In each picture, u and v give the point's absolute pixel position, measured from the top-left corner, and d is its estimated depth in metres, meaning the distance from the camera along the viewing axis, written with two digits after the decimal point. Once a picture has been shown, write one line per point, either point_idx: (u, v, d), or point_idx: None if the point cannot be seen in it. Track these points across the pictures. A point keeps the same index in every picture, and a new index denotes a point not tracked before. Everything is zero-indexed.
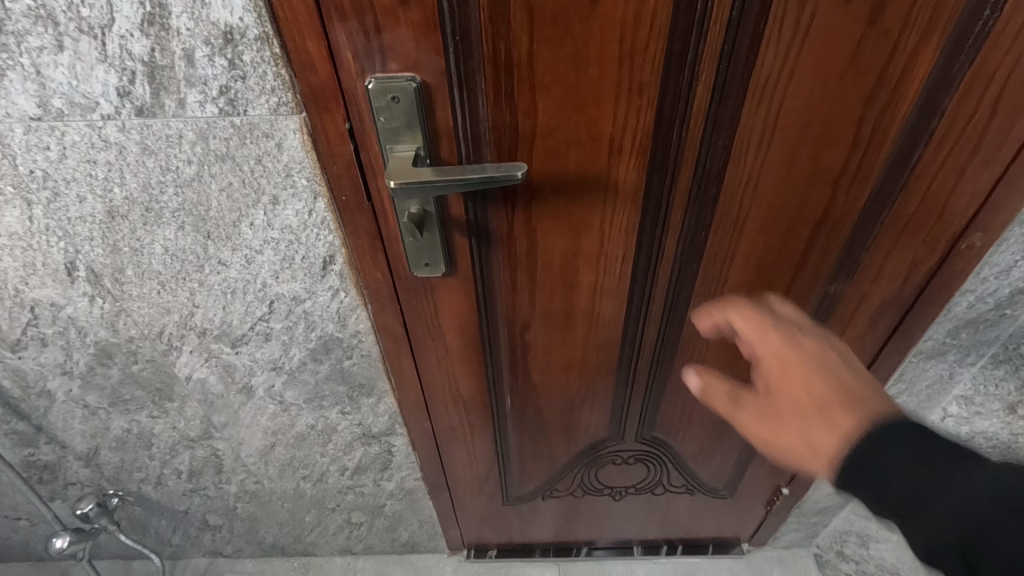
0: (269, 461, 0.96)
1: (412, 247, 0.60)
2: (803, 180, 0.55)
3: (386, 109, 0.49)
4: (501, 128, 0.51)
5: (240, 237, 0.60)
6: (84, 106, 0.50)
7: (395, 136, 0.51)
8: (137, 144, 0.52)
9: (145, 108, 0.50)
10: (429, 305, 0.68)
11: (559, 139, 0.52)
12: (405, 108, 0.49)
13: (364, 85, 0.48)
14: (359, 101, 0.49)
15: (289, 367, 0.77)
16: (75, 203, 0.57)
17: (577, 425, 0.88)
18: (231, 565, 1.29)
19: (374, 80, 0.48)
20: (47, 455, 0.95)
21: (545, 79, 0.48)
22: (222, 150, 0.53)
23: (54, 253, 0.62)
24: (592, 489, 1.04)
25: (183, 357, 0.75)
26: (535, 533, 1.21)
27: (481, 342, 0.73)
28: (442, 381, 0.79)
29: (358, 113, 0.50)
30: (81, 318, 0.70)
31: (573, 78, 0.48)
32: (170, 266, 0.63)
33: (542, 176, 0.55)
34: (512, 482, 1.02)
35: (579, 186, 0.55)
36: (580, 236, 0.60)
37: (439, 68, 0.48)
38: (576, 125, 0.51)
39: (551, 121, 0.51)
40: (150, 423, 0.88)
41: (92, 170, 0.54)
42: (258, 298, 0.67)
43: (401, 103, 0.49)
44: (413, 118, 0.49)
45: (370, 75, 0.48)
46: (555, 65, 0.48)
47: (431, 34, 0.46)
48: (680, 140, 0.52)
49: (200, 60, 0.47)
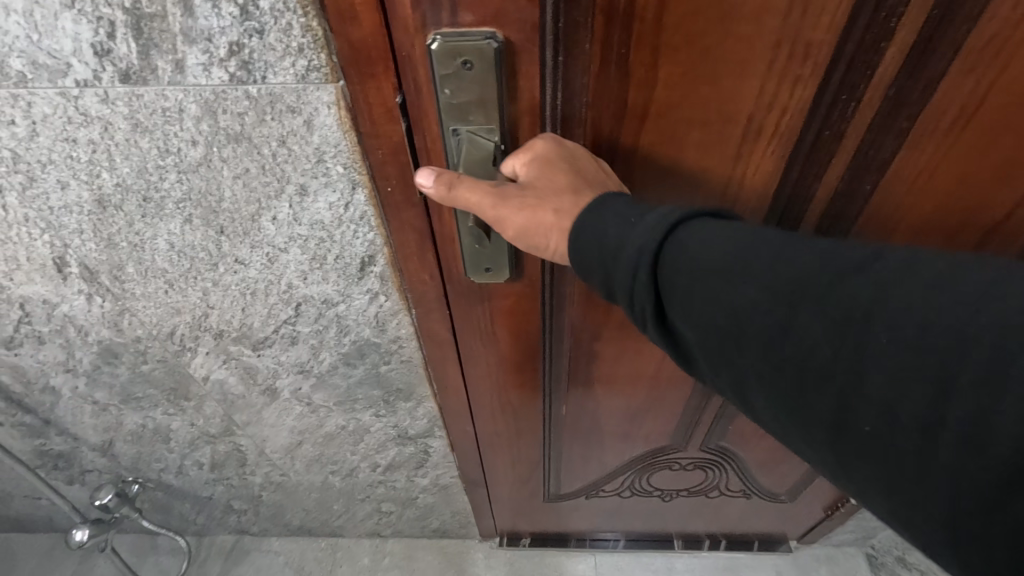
0: (296, 457, 0.89)
1: (471, 252, 0.49)
2: (987, 179, 0.42)
3: (455, 77, 0.36)
4: (607, 100, 0.39)
5: (260, 233, 0.49)
6: (52, 69, 0.38)
7: (463, 114, 0.38)
8: (125, 119, 0.40)
9: (132, 72, 0.38)
10: (483, 312, 0.57)
11: (677, 119, 0.40)
12: (480, 76, 0.36)
13: (425, 44, 0.35)
14: (415, 66, 0.36)
15: (318, 371, 0.68)
16: (55, 189, 0.46)
17: (636, 433, 0.79)
18: (257, 543, 1.26)
19: (441, 37, 0.35)
20: (60, 445, 0.88)
21: (676, 36, 0.36)
22: (234, 128, 0.41)
23: (39, 246, 0.51)
24: (640, 490, 0.96)
25: (199, 358, 0.66)
26: (571, 525, 1.15)
27: (541, 351, 0.62)
28: (490, 388, 0.69)
29: (414, 83, 0.37)
30: (80, 316, 0.60)
31: (715, 35, 0.35)
32: (178, 264, 0.53)
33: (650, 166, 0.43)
34: (557, 483, 0.94)
35: (696, 178, 0.43)
36: None
37: (533, 20, 0.35)
38: (704, 101, 0.39)
39: (673, 95, 0.38)
40: (166, 420, 0.80)
41: (72, 151, 0.43)
42: (282, 300, 0.57)
43: (476, 70, 0.36)
44: (488, 90, 0.37)
45: (437, 30, 0.35)
46: (692, 16, 0.35)
47: None
48: (842, 121, 0.40)
49: (200, 5, 0.34)
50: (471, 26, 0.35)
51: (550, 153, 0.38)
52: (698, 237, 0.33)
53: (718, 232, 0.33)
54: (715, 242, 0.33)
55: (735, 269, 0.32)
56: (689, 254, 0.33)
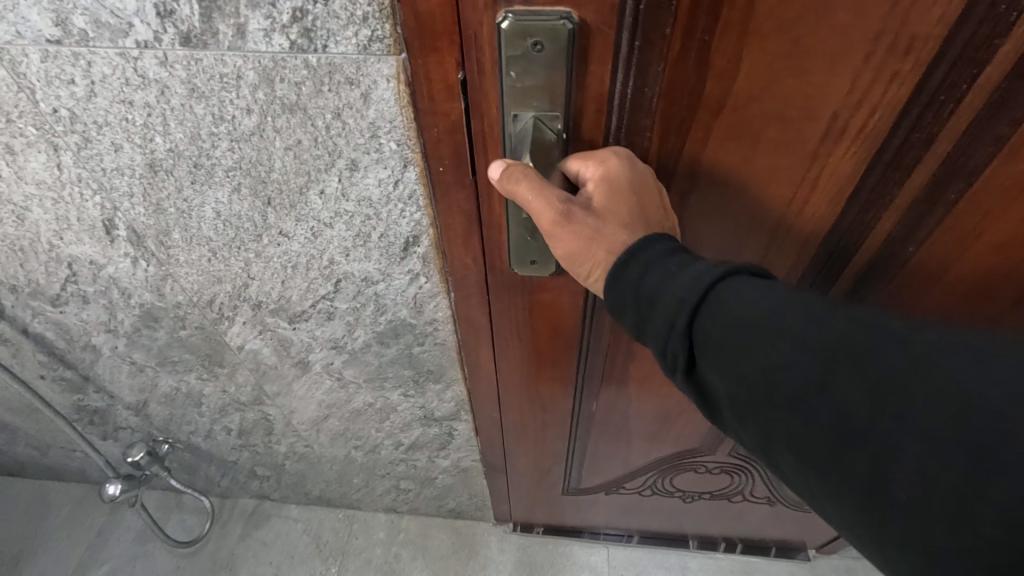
0: (322, 429, 0.90)
1: (518, 243, 0.47)
2: None
3: (525, 58, 0.35)
4: (682, 87, 0.38)
5: (307, 206, 0.48)
6: (114, 28, 0.37)
7: (527, 97, 0.37)
8: (183, 83, 0.40)
9: (193, 35, 0.37)
10: (523, 304, 0.56)
11: (756, 112, 0.39)
12: (550, 57, 0.35)
13: (495, 22, 0.34)
14: (480, 46, 0.35)
15: (351, 347, 0.68)
16: (109, 151, 0.46)
17: (665, 434, 0.77)
18: (277, 509, 1.29)
19: (514, 14, 0.34)
20: (97, 402, 0.90)
21: (766, 26, 0.35)
22: (290, 99, 0.40)
23: (89, 207, 0.52)
24: (661, 490, 0.95)
25: (236, 327, 0.67)
26: (587, 519, 1.14)
27: (578, 347, 0.61)
28: (521, 379, 0.69)
29: (477, 62, 0.36)
30: (124, 279, 0.61)
31: (808, 25, 0.35)
32: (223, 233, 0.52)
33: (722, 159, 0.42)
34: (579, 477, 0.94)
35: (769, 172, 0.43)
36: (750, 233, 0.48)
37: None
38: (788, 93, 0.38)
39: (754, 85, 0.37)
40: (199, 385, 0.81)
41: (128, 113, 0.42)
42: (323, 275, 0.56)
43: (545, 51, 0.35)
44: (556, 73, 0.36)
45: (510, 3, 0.33)
46: (784, 5, 0.34)
47: None
48: (937, 122, 0.38)
49: None
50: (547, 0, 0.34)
51: (619, 176, 0.38)
52: (732, 287, 0.34)
53: (758, 285, 0.34)
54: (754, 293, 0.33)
55: (769, 323, 0.32)
56: (718, 301, 0.33)
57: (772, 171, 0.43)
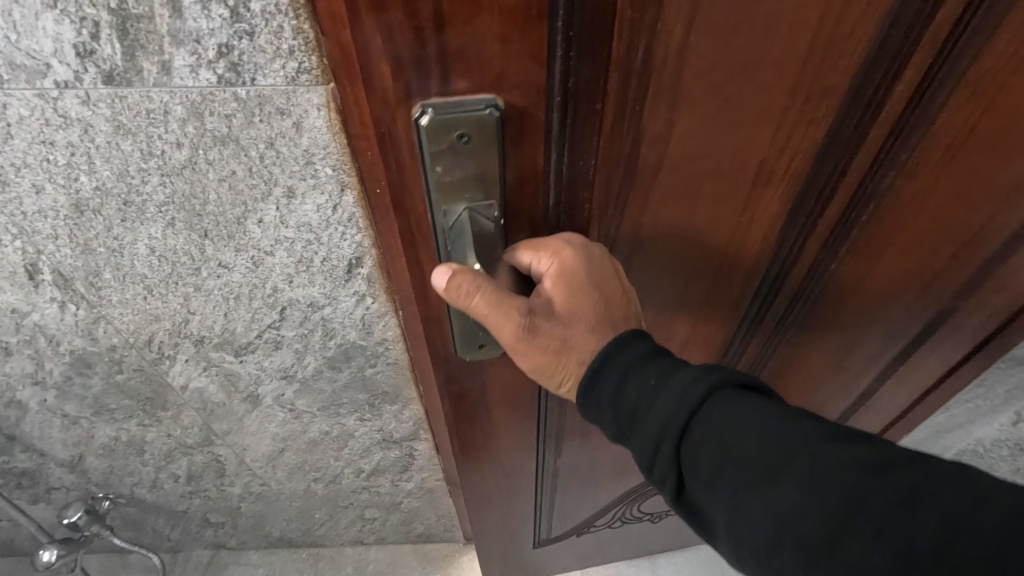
0: (278, 465, 0.88)
1: (461, 324, 0.48)
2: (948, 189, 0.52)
3: (451, 147, 0.36)
4: (619, 161, 0.43)
5: (245, 236, 0.49)
6: (31, 70, 0.37)
7: (457, 184, 0.39)
8: (107, 121, 0.40)
9: (115, 73, 0.37)
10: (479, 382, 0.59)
11: (693, 174, 0.45)
12: (477, 143, 0.37)
13: (414, 116, 0.35)
14: (402, 138, 0.36)
15: (302, 376, 0.67)
16: (29, 194, 0.44)
17: (629, 467, 0.86)
18: (235, 557, 1.23)
19: (433, 110, 0.35)
20: (25, 462, 0.84)
21: (700, 106, 0.40)
22: (221, 131, 0.40)
23: (9, 253, 0.50)
24: (629, 518, 1.03)
25: (178, 366, 0.65)
26: (557, 567, 1.16)
27: (535, 406, 0.65)
28: (483, 453, 0.71)
29: (399, 153, 0.37)
30: (52, 326, 0.58)
31: (734, 101, 0.41)
32: (158, 269, 0.52)
33: (672, 211, 0.48)
34: (549, 528, 0.98)
35: (713, 214, 0.50)
36: (700, 264, 0.55)
37: (540, 82, 0.35)
38: (724, 154, 0.44)
39: (695, 150, 0.44)
40: (141, 431, 0.78)
41: (49, 154, 0.42)
42: (267, 304, 0.56)
43: (469, 142, 0.37)
44: (482, 160, 0.38)
45: (426, 97, 0.34)
46: (713, 89, 0.40)
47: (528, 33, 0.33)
48: (847, 153, 0.48)
49: (189, 7, 0.34)
50: (472, 88, 0.35)
51: (572, 262, 0.42)
52: (717, 408, 0.40)
53: (744, 408, 0.39)
54: (738, 421, 0.39)
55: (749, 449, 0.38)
56: (704, 422, 0.39)
57: (708, 215, 0.50)
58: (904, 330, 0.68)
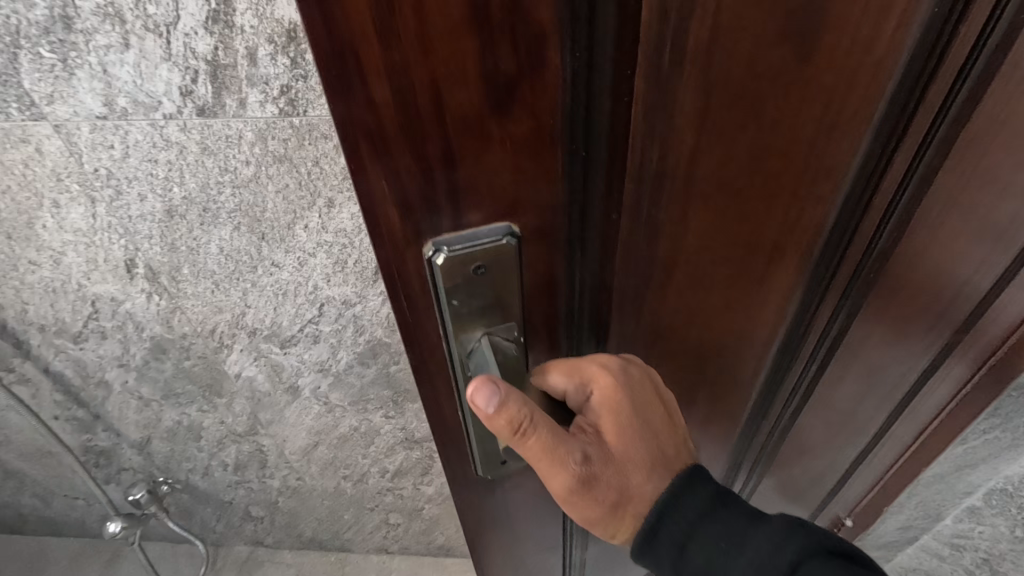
0: (312, 459, 0.96)
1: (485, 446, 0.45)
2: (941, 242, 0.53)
3: (466, 282, 0.34)
4: (631, 264, 0.39)
5: (294, 239, 0.59)
6: (147, 105, 0.49)
7: (479, 314, 0.36)
8: (197, 144, 0.52)
9: (207, 107, 0.49)
10: (504, 509, 0.55)
11: (709, 270, 0.43)
12: (495, 273, 0.34)
13: (423, 251, 0.32)
14: (412, 271, 0.33)
15: (336, 370, 0.76)
16: (135, 201, 0.57)
17: None
18: (270, 555, 1.31)
19: (447, 247, 0.32)
20: (103, 441, 0.97)
21: (711, 195, 0.38)
22: (280, 151, 0.52)
23: (115, 249, 0.62)
24: None
25: (234, 355, 0.75)
26: None
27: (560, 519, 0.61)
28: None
29: (405, 285, 0.34)
30: (139, 313, 0.70)
31: (745, 187, 0.38)
32: (224, 266, 0.63)
33: (687, 304, 0.45)
34: None
35: (727, 301, 0.46)
36: (713, 352, 0.51)
37: (556, 199, 0.32)
38: (738, 250, 0.43)
39: (708, 240, 0.40)
40: (199, 417, 0.89)
41: (153, 169, 0.54)
42: (308, 301, 0.66)
43: (489, 267, 0.33)
44: (505, 283, 0.35)
45: (437, 233, 0.32)
46: (724, 179, 0.37)
47: (542, 150, 0.30)
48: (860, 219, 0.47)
49: (262, 58, 0.46)
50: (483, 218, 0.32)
51: (618, 386, 0.42)
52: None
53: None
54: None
55: None
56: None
57: (721, 309, 0.47)
58: (906, 374, 0.68)
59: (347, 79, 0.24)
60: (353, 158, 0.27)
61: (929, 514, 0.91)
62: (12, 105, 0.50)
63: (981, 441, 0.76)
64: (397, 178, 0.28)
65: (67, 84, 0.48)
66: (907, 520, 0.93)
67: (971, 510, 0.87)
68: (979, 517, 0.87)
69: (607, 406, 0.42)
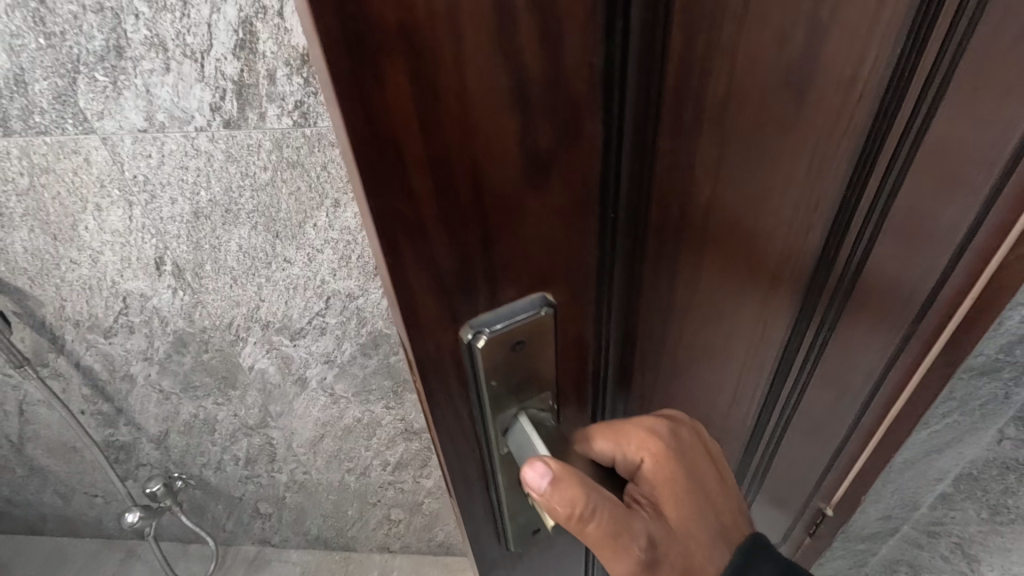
0: (318, 452, 1.03)
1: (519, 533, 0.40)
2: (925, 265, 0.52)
3: (507, 362, 0.30)
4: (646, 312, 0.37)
5: (304, 236, 0.67)
6: (181, 120, 0.58)
7: (516, 392, 0.32)
8: (222, 152, 0.60)
9: (232, 120, 0.57)
10: None
11: (710, 302, 0.40)
12: (534, 344, 0.31)
13: (457, 337, 0.28)
14: (446, 360, 0.29)
15: (341, 361, 0.83)
16: (167, 204, 0.65)
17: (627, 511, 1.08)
18: (277, 554, 1.36)
19: (486, 328, 0.28)
20: (124, 436, 1.04)
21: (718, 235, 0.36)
22: (294, 158, 0.60)
23: (147, 248, 0.71)
24: None
25: (248, 348, 0.83)
26: None
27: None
28: None
29: (437, 373, 0.29)
30: (164, 308, 0.78)
31: (747, 224, 0.37)
32: (243, 263, 0.71)
33: (696, 347, 0.42)
34: None
35: (729, 338, 0.45)
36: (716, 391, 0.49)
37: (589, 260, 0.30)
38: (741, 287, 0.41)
39: (715, 279, 0.39)
40: (215, 410, 0.96)
41: (184, 175, 0.62)
42: (316, 294, 0.74)
43: (529, 339, 0.30)
44: (545, 354, 0.31)
45: (475, 315, 0.28)
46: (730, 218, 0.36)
47: (578, 214, 0.27)
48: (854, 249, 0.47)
49: (281, 78, 0.54)
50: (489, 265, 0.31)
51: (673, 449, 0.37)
52: None
53: None
54: None
55: None
56: None
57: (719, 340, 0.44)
58: (866, 375, 0.70)
59: (385, 163, 0.21)
60: (386, 250, 0.23)
61: (905, 504, 0.94)
62: (68, 121, 0.59)
63: (941, 424, 0.80)
64: (437, 275, 0.25)
65: (115, 102, 0.57)
66: (886, 509, 0.94)
67: (943, 497, 0.90)
68: (951, 503, 0.89)
69: (663, 478, 0.37)
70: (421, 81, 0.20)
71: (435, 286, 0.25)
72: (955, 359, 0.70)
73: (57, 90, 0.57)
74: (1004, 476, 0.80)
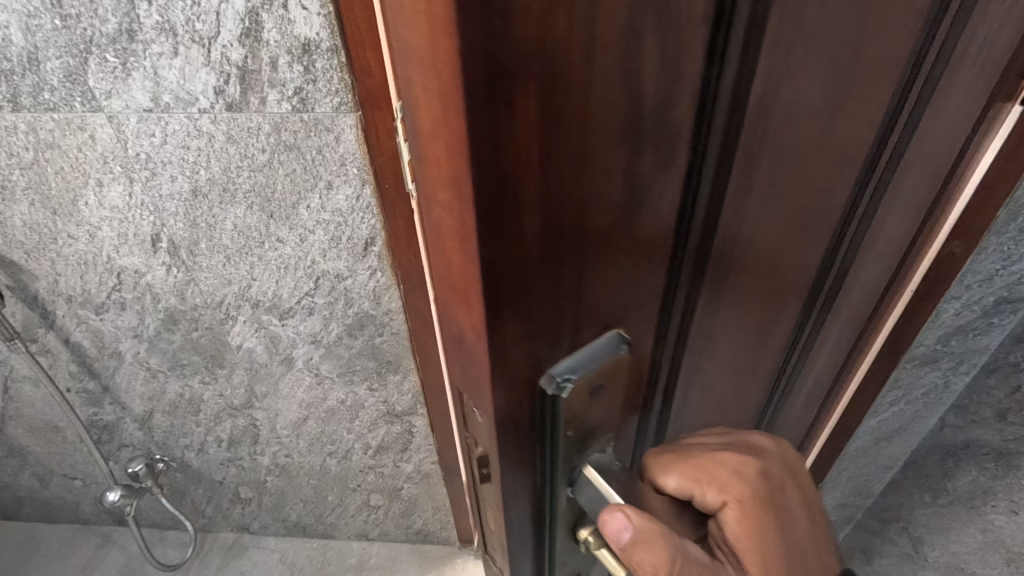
0: (301, 434, 1.06)
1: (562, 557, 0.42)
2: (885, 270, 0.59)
3: (584, 404, 0.34)
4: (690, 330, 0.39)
5: (297, 217, 0.71)
6: (186, 101, 0.62)
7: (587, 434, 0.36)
8: (223, 133, 0.64)
9: (234, 104, 0.61)
10: None
11: (738, 312, 0.42)
12: (609, 383, 0.35)
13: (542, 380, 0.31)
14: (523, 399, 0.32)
15: (327, 341, 0.87)
16: (167, 181, 0.69)
17: None
18: (256, 542, 1.37)
19: (571, 377, 0.32)
20: (108, 415, 1.05)
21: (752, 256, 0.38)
22: (291, 141, 0.64)
23: (144, 225, 0.74)
24: None
25: (237, 326, 0.86)
26: None
27: None
28: None
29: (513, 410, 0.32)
30: (157, 285, 0.81)
31: (780, 244, 0.40)
32: (237, 241, 0.74)
33: (720, 361, 0.45)
34: None
35: (751, 354, 0.47)
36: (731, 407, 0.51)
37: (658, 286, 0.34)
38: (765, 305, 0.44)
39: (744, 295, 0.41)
40: (201, 389, 0.98)
41: (185, 154, 0.66)
42: (306, 274, 0.78)
43: (605, 387, 0.34)
44: (614, 400, 0.36)
45: (556, 360, 0.31)
46: (767, 241, 0.38)
47: (654, 253, 0.32)
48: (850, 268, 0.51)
49: (282, 65, 0.58)
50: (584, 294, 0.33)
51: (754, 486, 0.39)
52: None
53: None
54: None
55: None
56: None
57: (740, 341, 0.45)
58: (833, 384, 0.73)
59: (507, 210, 0.24)
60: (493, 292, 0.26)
61: (857, 489, 1.00)
62: (76, 99, 0.63)
63: (889, 412, 0.84)
64: (528, 307, 0.28)
65: (123, 83, 0.61)
66: (841, 497, 1.02)
67: (891, 484, 0.96)
68: (899, 489, 0.95)
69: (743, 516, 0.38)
70: (542, 110, 0.22)
71: (522, 309, 0.28)
72: (896, 350, 0.74)
73: (68, 70, 0.60)
74: (943, 461, 0.84)
